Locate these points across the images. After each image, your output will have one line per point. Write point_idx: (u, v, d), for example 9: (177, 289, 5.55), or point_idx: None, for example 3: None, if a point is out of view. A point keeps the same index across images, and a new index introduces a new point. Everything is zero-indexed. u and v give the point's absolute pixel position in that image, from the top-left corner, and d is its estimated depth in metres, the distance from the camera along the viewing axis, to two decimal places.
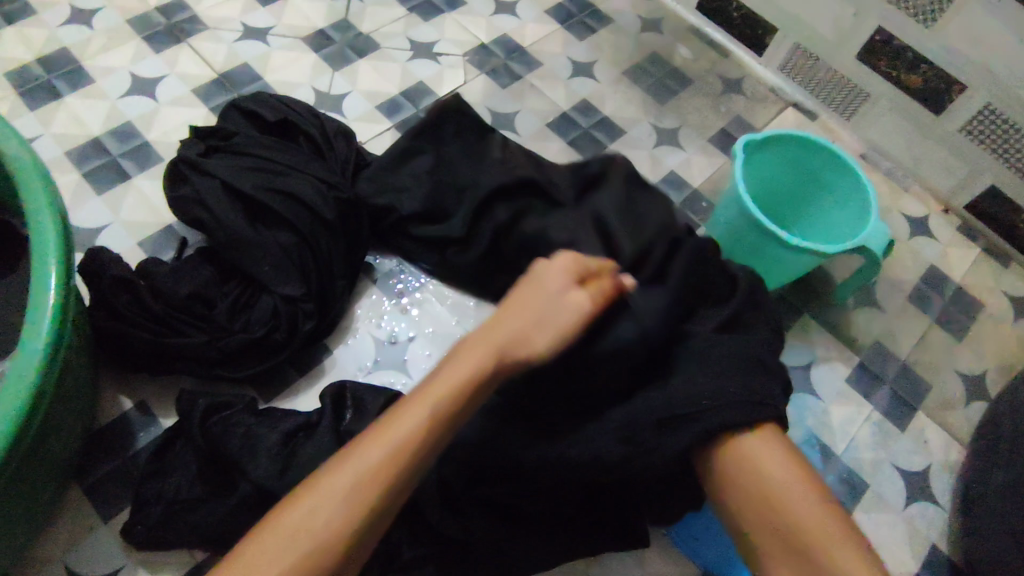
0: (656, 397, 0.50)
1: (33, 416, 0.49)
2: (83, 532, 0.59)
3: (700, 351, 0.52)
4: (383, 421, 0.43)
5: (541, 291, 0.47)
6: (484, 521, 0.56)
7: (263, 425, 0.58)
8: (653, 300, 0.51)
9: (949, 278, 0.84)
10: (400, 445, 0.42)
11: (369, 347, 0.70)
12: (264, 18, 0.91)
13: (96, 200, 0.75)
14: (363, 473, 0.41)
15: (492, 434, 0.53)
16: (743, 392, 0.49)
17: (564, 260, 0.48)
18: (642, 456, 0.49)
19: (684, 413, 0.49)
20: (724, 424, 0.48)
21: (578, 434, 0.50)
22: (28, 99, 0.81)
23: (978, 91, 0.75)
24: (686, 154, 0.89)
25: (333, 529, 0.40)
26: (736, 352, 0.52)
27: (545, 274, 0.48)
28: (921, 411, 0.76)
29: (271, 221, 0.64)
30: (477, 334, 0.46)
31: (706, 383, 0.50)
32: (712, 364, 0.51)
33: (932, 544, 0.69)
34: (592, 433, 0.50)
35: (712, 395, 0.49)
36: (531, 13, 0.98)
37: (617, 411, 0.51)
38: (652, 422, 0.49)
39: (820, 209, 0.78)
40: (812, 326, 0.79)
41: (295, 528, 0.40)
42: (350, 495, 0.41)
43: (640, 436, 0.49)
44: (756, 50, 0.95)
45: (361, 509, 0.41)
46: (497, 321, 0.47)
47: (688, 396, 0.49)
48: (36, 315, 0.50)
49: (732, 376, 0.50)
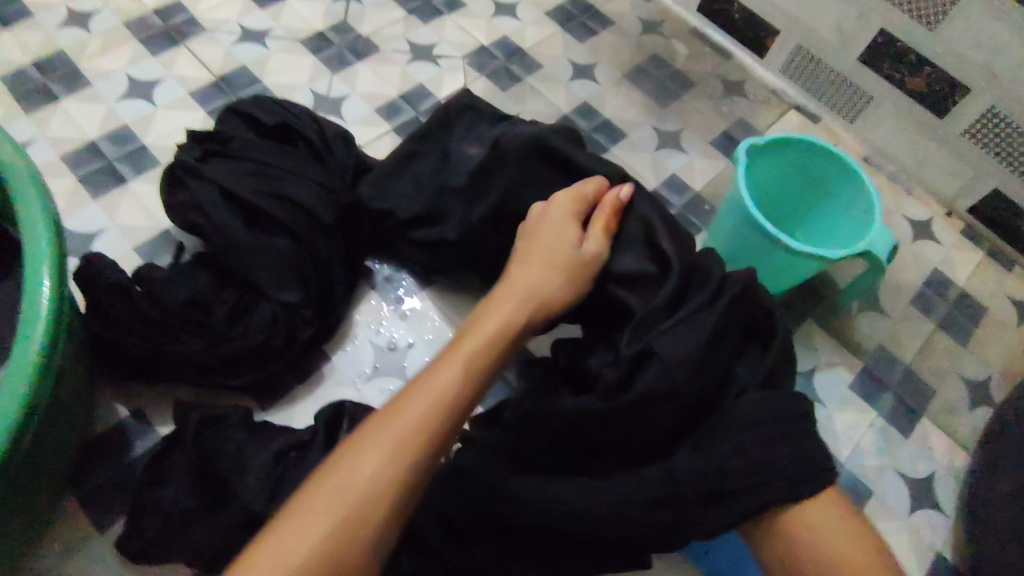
0: (698, 457, 0.49)
1: (28, 424, 0.48)
2: (77, 543, 0.58)
3: (738, 411, 0.50)
4: (424, 374, 0.47)
5: (555, 246, 0.55)
6: (492, 553, 0.52)
7: (254, 444, 0.57)
8: (693, 348, 0.50)
9: (952, 282, 0.83)
10: (442, 392, 0.46)
11: (368, 354, 0.70)
12: (263, 20, 0.91)
13: (92, 204, 0.75)
14: (415, 424, 0.44)
15: (509, 476, 0.51)
16: (798, 465, 0.48)
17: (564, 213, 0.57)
18: (672, 522, 0.48)
19: (731, 487, 0.48)
20: (771, 501, 0.48)
21: (608, 488, 0.49)
22: (24, 102, 0.80)
23: (981, 94, 0.75)
24: (688, 156, 0.88)
25: (389, 471, 0.42)
26: (775, 405, 0.50)
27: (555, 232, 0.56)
28: (926, 418, 0.75)
29: (271, 228, 0.63)
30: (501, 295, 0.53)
31: (751, 442, 0.49)
32: (747, 420, 0.49)
33: (936, 551, 0.68)
34: (625, 491, 0.49)
35: (750, 465, 0.48)
36: (532, 15, 0.97)
37: (652, 467, 0.50)
38: (698, 491, 0.48)
39: (824, 215, 0.77)
40: (816, 331, 0.79)
41: (351, 474, 0.42)
42: (407, 435, 0.44)
43: (684, 504, 0.48)
44: (758, 52, 0.94)
45: (417, 446, 0.44)
46: (519, 277, 0.55)
47: (725, 464, 0.48)
48: (29, 322, 0.49)
49: (785, 448, 0.49)
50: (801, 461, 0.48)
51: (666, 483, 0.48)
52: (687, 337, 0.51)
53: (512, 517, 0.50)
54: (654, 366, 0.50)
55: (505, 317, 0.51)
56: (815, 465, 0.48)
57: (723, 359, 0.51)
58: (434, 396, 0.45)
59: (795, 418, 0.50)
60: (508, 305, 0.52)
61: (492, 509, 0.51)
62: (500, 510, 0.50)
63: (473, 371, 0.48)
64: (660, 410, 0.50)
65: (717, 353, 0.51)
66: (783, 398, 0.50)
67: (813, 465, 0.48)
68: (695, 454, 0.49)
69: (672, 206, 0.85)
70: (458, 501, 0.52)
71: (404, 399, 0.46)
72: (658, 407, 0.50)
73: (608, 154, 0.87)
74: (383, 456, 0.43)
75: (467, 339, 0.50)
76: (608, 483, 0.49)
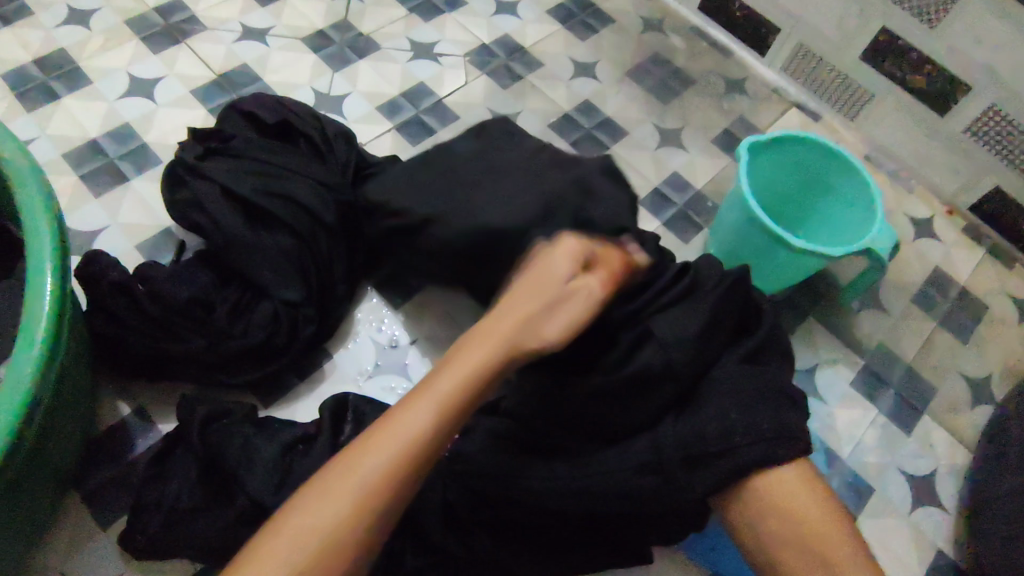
0: (681, 424, 0.49)
1: (30, 421, 0.48)
2: (80, 540, 0.58)
3: (719, 381, 0.50)
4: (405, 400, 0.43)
5: (554, 277, 0.48)
6: (489, 542, 0.53)
7: (261, 435, 0.57)
8: (690, 334, 0.50)
9: (954, 280, 0.83)
10: (418, 433, 0.41)
11: (370, 351, 0.70)
12: (264, 18, 0.91)
13: (93, 202, 0.75)
14: (388, 458, 0.40)
15: (501, 465, 0.51)
16: (779, 427, 0.48)
17: (569, 244, 0.50)
18: (666, 493, 0.48)
19: (713, 451, 0.47)
20: (754, 463, 0.47)
21: (598, 461, 0.49)
22: (25, 101, 0.80)
23: (983, 92, 0.75)
24: (689, 154, 0.88)
25: (366, 500, 0.39)
26: (758, 384, 0.50)
27: (553, 258, 0.49)
28: (927, 415, 0.75)
29: (272, 224, 0.63)
30: (489, 321, 0.46)
31: (733, 409, 0.49)
32: (736, 392, 0.49)
33: (938, 549, 0.68)
34: (612, 464, 0.49)
35: (732, 430, 0.48)
36: (533, 13, 0.97)
37: (639, 439, 0.49)
38: (682, 459, 0.47)
39: (825, 213, 0.77)
40: (817, 329, 0.79)
41: (325, 501, 0.39)
42: (382, 470, 0.40)
43: (670, 473, 0.47)
44: (759, 50, 0.94)
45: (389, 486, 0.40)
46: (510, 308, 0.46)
47: (708, 428, 0.48)
48: (32, 321, 0.49)
49: (764, 411, 0.49)
50: (780, 425, 0.48)
51: (653, 455, 0.48)
52: (680, 321, 0.51)
53: (511, 496, 0.51)
54: (651, 346, 0.50)
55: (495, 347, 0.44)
56: (794, 432, 0.49)
57: (715, 345, 0.51)
58: (421, 423, 0.41)
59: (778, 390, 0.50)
60: (496, 333, 0.45)
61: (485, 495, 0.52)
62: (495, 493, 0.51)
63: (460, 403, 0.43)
64: (651, 390, 0.49)
65: (710, 335, 0.51)
66: (766, 373, 0.51)
67: (790, 427, 0.48)
68: (679, 424, 0.49)
69: (673, 204, 0.85)
70: (459, 483, 0.52)
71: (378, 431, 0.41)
72: (650, 389, 0.49)
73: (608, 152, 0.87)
74: (359, 482, 0.39)
75: (458, 363, 0.43)
76: (596, 461, 0.49)
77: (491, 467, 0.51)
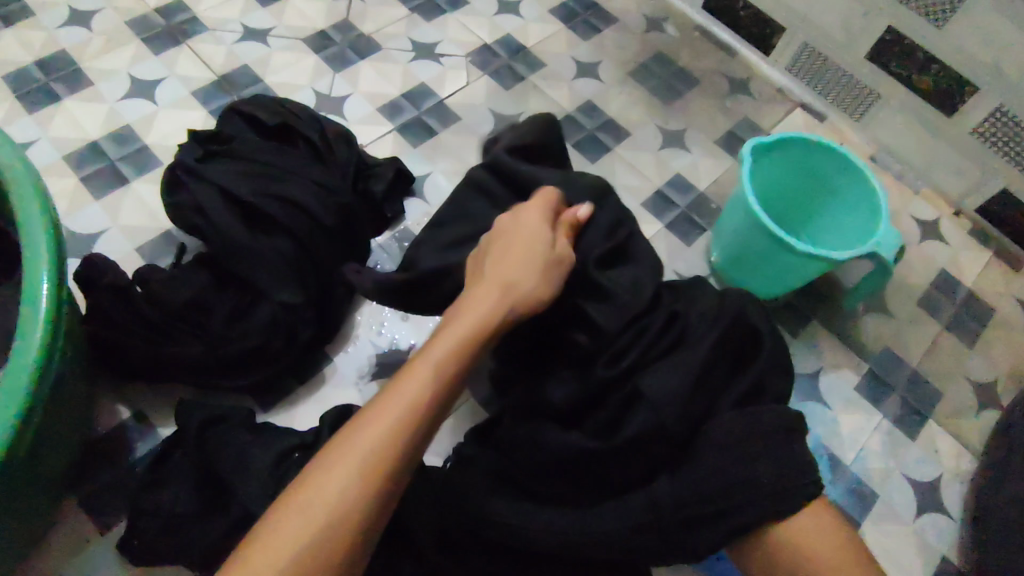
0: (677, 481, 0.48)
1: (26, 428, 0.48)
2: (79, 544, 0.58)
3: (714, 431, 0.48)
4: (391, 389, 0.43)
5: (529, 238, 0.49)
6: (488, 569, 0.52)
7: (258, 444, 0.57)
8: (687, 386, 0.48)
9: (960, 283, 0.82)
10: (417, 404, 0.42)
11: (370, 355, 0.70)
12: (264, 18, 0.90)
13: (94, 205, 0.74)
14: (374, 448, 0.40)
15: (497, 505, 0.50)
16: (777, 480, 0.47)
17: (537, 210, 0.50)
18: (665, 547, 0.47)
19: (710, 510, 0.47)
20: (755, 520, 0.47)
21: (595, 517, 0.48)
22: (27, 102, 0.80)
23: (989, 93, 0.74)
24: (693, 155, 0.88)
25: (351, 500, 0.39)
26: (755, 436, 0.48)
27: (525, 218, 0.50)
28: (932, 420, 0.74)
29: (271, 229, 0.62)
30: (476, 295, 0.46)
31: (731, 466, 0.47)
32: (732, 448, 0.48)
33: (942, 555, 0.67)
34: (611, 523, 0.48)
35: (728, 488, 0.47)
36: (535, 12, 0.97)
37: (634, 495, 0.48)
38: (678, 517, 0.47)
39: (829, 215, 0.76)
40: (820, 332, 0.78)
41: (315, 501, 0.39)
42: (366, 467, 0.40)
43: (669, 531, 0.47)
44: (763, 50, 0.93)
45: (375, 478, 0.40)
46: (490, 268, 0.48)
47: (703, 486, 0.47)
48: (28, 326, 0.49)
49: (763, 461, 0.47)
50: (783, 481, 0.47)
51: (648, 512, 0.47)
52: (673, 374, 0.48)
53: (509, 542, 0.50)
54: (642, 409, 0.48)
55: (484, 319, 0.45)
56: (796, 483, 0.47)
57: (706, 394, 0.49)
58: (403, 410, 0.41)
59: (772, 435, 0.48)
60: (475, 310, 0.46)
61: (480, 535, 0.51)
62: (494, 537, 0.50)
63: (443, 388, 0.43)
64: (645, 447, 0.48)
65: (703, 386, 0.49)
66: (761, 416, 0.49)
67: (792, 481, 0.47)
68: (674, 480, 0.48)
69: (676, 206, 0.84)
70: (450, 516, 0.52)
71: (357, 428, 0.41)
72: (645, 448, 0.48)
73: (611, 153, 0.86)
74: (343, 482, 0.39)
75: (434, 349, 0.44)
76: (591, 519, 0.48)
77: (488, 508, 0.50)
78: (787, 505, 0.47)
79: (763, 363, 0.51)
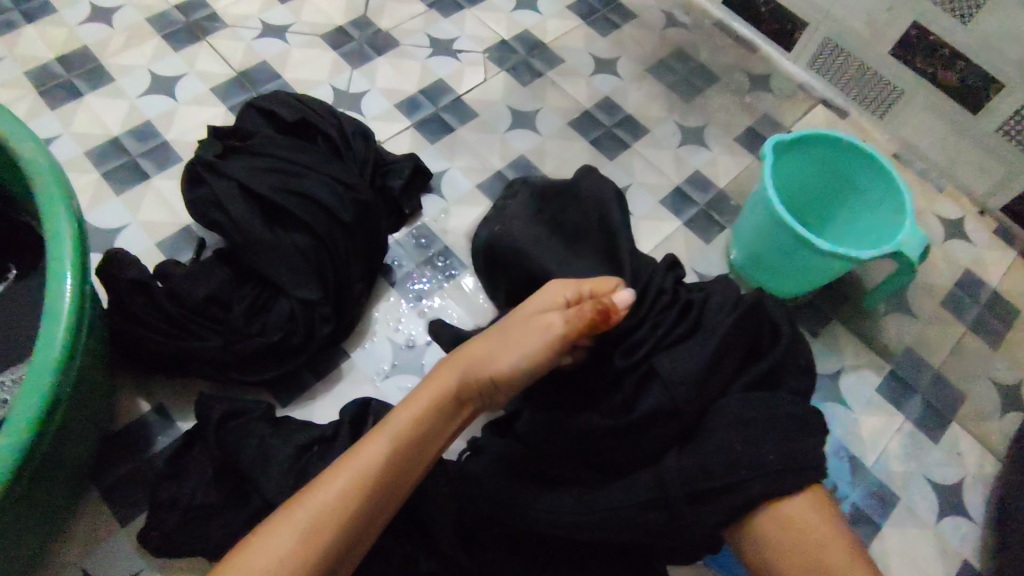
0: (686, 456, 0.45)
1: (50, 419, 0.48)
2: (99, 535, 0.59)
3: (724, 412, 0.46)
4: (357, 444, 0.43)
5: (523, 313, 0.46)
6: (499, 554, 0.52)
7: (278, 437, 0.57)
8: (700, 364, 0.46)
9: (984, 283, 0.81)
10: (370, 464, 0.42)
11: (387, 350, 0.70)
12: (282, 14, 0.90)
13: (115, 200, 0.75)
14: (321, 512, 0.40)
15: (503, 482, 0.49)
16: (784, 458, 0.44)
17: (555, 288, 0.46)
18: (670, 528, 0.45)
19: (717, 484, 0.44)
20: (761, 495, 0.44)
21: (603, 496, 0.47)
22: (49, 98, 0.80)
23: (1016, 91, 0.72)
24: (713, 153, 0.87)
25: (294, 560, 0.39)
26: (768, 415, 0.46)
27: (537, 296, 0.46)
28: (955, 422, 0.73)
29: (290, 224, 0.62)
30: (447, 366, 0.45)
31: (739, 444, 0.44)
32: (748, 427, 0.45)
33: (964, 560, 0.66)
34: (616, 501, 0.46)
35: (736, 463, 0.44)
36: (553, 8, 0.96)
37: (645, 472, 0.46)
38: (687, 494, 0.44)
39: (854, 214, 0.75)
40: (841, 332, 0.77)
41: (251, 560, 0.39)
42: (311, 533, 0.39)
43: (675, 508, 0.44)
44: (783, 46, 0.92)
45: (320, 548, 0.39)
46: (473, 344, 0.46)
47: (711, 462, 0.44)
48: (53, 318, 0.49)
49: (772, 441, 0.45)
50: (790, 462, 0.44)
51: (654, 490, 0.45)
52: (688, 354, 0.46)
53: (524, 526, 0.49)
54: (655, 388, 0.46)
55: (445, 391, 0.44)
56: (805, 464, 0.45)
57: (722, 375, 0.47)
58: (354, 472, 0.41)
59: (787, 417, 0.46)
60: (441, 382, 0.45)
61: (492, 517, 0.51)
62: (504, 518, 0.49)
63: (399, 453, 0.42)
64: (654, 428, 0.46)
65: (720, 367, 0.47)
66: (780, 400, 0.47)
67: (801, 465, 0.44)
68: (683, 455, 0.45)
69: (695, 203, 0.83)
70: (471, 504, 0.51)
71: (307, 493, 0.41)
72: (657, 427, 0.46)
73: (628, 150, 0.86)
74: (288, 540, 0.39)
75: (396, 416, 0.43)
76: (598, 499, 0.47)
77: (489, 493, 0.49)
78: (787, 486, 0.44)
79: (781, 351, 0.49)
